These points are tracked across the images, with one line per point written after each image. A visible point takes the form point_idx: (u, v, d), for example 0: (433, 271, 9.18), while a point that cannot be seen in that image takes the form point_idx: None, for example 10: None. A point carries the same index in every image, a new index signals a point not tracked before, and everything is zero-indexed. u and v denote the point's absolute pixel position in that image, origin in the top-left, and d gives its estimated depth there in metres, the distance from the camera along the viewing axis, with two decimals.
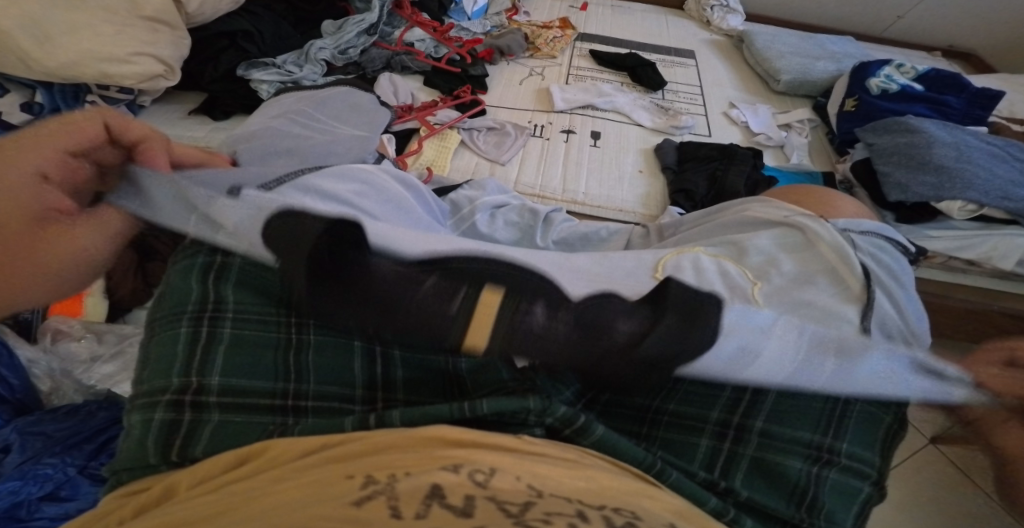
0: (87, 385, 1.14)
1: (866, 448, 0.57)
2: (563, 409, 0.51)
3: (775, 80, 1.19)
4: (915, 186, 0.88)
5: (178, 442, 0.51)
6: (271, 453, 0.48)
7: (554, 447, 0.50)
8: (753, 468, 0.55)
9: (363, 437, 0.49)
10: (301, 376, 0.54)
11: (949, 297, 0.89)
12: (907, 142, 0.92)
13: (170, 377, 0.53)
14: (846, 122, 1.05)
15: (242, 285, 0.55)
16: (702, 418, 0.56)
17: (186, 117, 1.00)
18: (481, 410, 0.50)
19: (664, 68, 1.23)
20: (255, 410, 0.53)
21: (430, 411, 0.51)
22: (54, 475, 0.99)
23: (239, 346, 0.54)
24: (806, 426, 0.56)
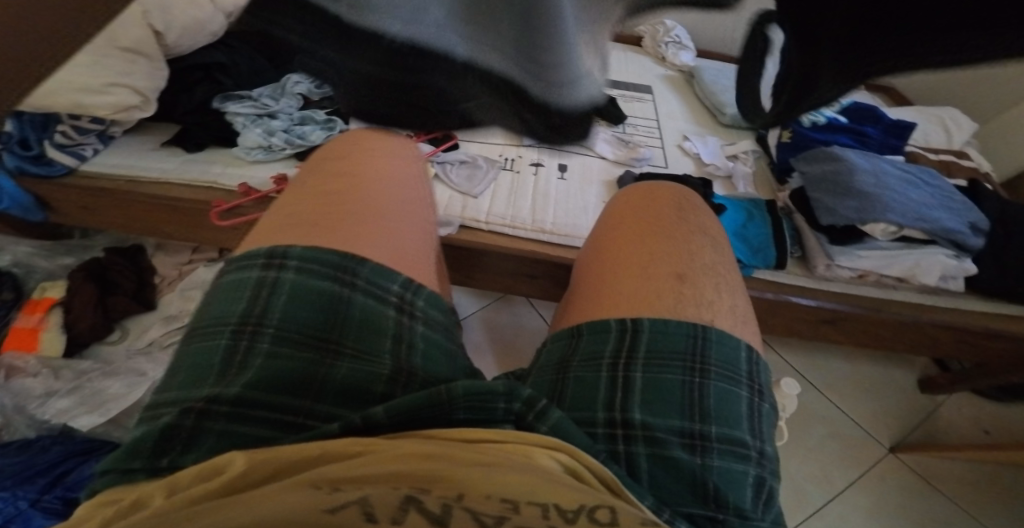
0: (40, 419, 1.07)
1: (736, 426, 0.59)
2: (527, 391, 0.55)
3: (722, 113, 1.25)
4: (841, 211, 0.95)
5: (176, 450, 0.51)
6: (254, 464, 0.47)
7: (506, 446, 0.51)
8: (655, 467, 0.56)
9: (343, 443, 0.50)
10: (319, 394, 0.56)
11: (885, 311, 0.98)
12: (834, 171, 0.99)
13: (201, 386, 0.55)
14: (783, 152, 1.13)
15: (291, 302, 0.60)
16: (589, 418, 0.58)
17: (157, 148, 1.05)
18: (456, 403, 0.54)
19: (623, 102, 1.29)
20: (264, 423, 0.53)
21: (415, 405, 0.53)
22: (5, 508, 0.93)
23: (273, 359, 0.57)
24: (671, 414, 0.58)
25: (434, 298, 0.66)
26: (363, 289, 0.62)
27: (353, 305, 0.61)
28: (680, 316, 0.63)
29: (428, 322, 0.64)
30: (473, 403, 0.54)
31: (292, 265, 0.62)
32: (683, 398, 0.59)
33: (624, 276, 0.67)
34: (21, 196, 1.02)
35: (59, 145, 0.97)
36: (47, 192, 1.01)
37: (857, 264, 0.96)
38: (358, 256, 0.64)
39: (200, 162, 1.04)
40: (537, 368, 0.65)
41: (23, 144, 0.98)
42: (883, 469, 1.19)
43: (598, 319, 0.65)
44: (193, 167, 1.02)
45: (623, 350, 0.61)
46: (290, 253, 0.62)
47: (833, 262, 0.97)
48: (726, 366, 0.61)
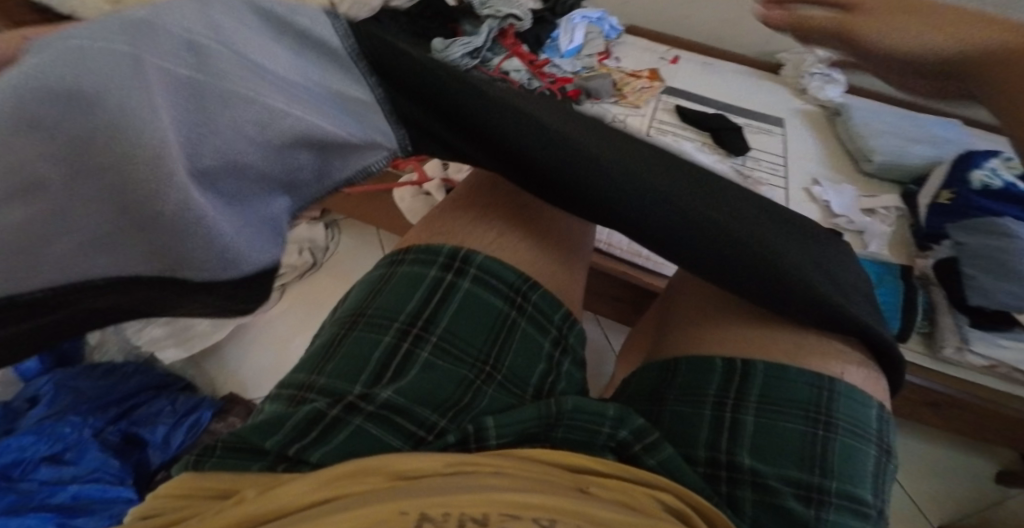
0: (133, 344, 1.20)
1: (859, 485, 0.59)
2: (636, 421, 0.58)
3: (867, 160, 1.17)
4: (997, 292, 0.90)
5: (310, 438, 0.52)
6: (365, 472, 0.49)
7: (608, 481, 0.53)
8: (761, 509, 0.58)
9: (449, 457, 0.52)
10: (462, 412, 0.57)
11: None
12: (999, 246, 0.91)
13: (354, 383, 0.57)
14: (935, 216, 1.02)
15: (459, 314, 0.63)
16: (692, 452, 0.61)
17: None
18: (556, 432, 0.57)
19: (749, 133, 1.24)
20: (396, 433, 0.54)
21: (525, 421, 0.57)
22: (68, 435, 1.03)
23: (428, 370, 0.59)
24: (791, 465, 0.59)
25: (582, 335, 0.70)
26: (529, 315, 0.65)
27: (518, 331, 0.64)
28: (802, 364, 0.64)
29: (574, 359, 0.68)
30: (578, 423, 0.57)
31: (471, 273, 0.65)
32: (803, 449, 0.60)
33: (748, 320, 0.68)
34: None
35: None
36: None
37: (992, 352, 0.91)
38: (531, 280, 0.67)
39: None
40: (633, 392, 0.69)
41: None
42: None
43: (697, 355, 0.68)
44: None
45: (733, 392, 0.64)
46: (472, 259, 0.66)
47: (966, 345, 0.92)
48: (854, 423, 0.61)
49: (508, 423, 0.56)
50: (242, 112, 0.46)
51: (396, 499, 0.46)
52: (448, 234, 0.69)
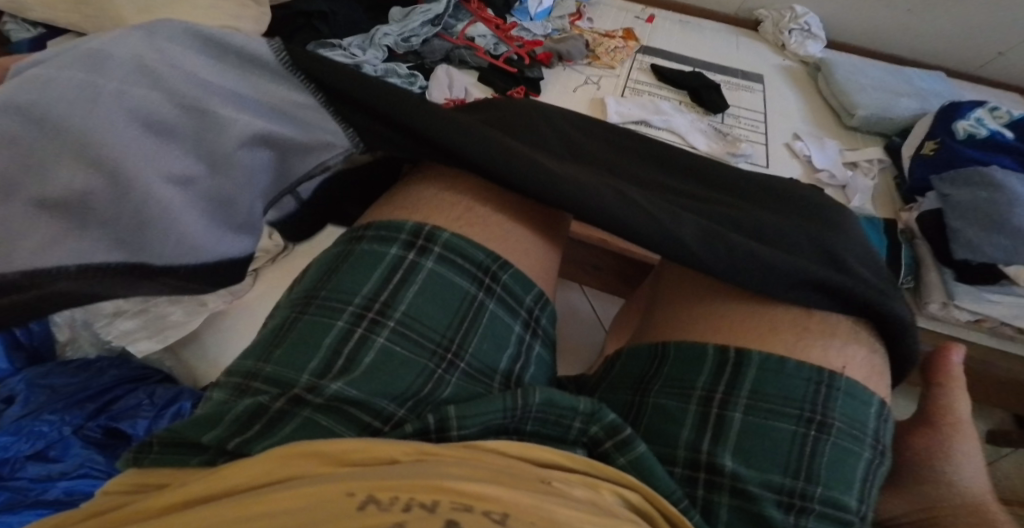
0: (103, 339, 1.13)
1: (847, 492, 0.54)
2: (610, 417, 0.53)
3: (850, 114, 1.13)
4: (985, 247, 0.84)
5: (253, 432, 0.49)
6: (306, 461, 0.46)
7: (574, 475, 0.49)
8: (735, 514, 0.54)
9: (403, 447, 0.48)
10: (417, 403, 0.53)
11: None
12: (987, 198, 0.86)
13: (301, 373, 0.54)
14: (921, 167, 0.98)
15: (421, 295, 0.59)
16: (672, 454, 0.57)
17: None
18: (527, 425, 0.53)
19: (728, 91, 1.20)
20: (347, 424, 0.50)
21: (489, 413, 0.51)
22: (49, 432, 1.00)
23: (385, 359, 0.55)
24: (776, 467, 0.55)
25: (555, 315, 0.66)
26: (498, 296, 0.61)
27: (484, 312, 0.60)
28: (804, 357, 0.59)
29: (546, 340, 0.64)
30: (547, 415, 0.53)
31: (435, 253, 0.61)
32: (792, 451, 0.55)
33: (748, 304, 0.62)
34: None
35: None
36: None
37: (981, 309, 0.87)
38: (501, 260, 0.63)
39: None
40: (614, 380, 0.65)
41: None
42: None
43: (687, 340, 0.63)
44: None
45: (725, 385, 0.58)
46: (437, 237, 0.62)
47: (952, 301, 0.88)
48: (853, 425, 0.56)
49: (471, 416, 0.51)
50: (209, 133, 0.55)
51: (346, 482, 0.44)
52: (411, 209, 0.65)
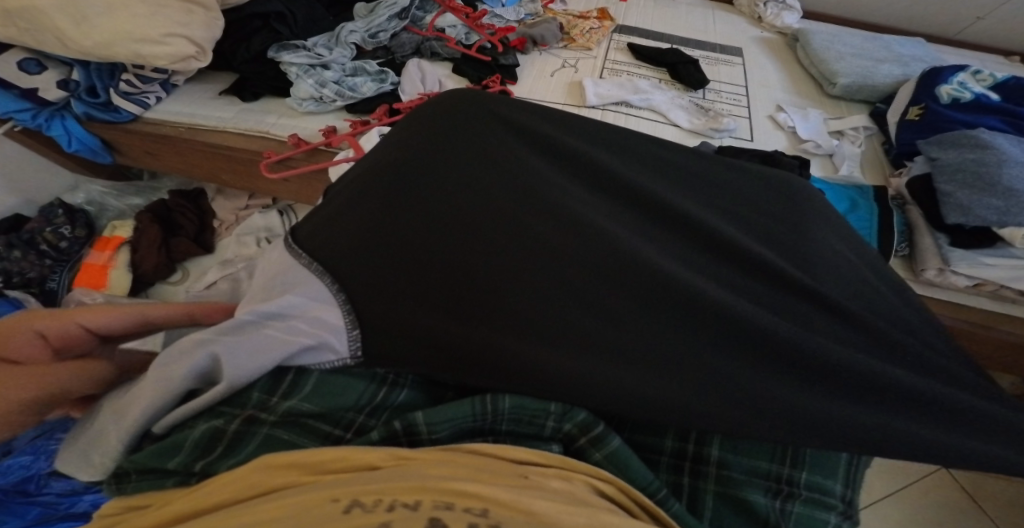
0: None
1: (830, 476, 0.52)
2: (582, 414, 0.50)
3: (831, 83, 1.11)
4: (978, 208, 0.78)
5: (217, 453, 0.48)
6: (278, 472, 0.45)
7: (550, 470, 0.47)
8: (721, 503, 0.51)
9: (381, 452, 0.47)
10: (374, 410, 0.52)
11: (995, 329, 0.82)
12: (976, 159, 0.82)
13: (250, 391, 0.51)
14: (907, 132, 0.96)
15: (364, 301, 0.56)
16: (656, 446, 0.54)
17: (217, 97, 1.03)
18: (499, 425, 0.50)
19: (707, 65, 1.18)
20: (310, 435, 0.49)
21: (458, 416, 0.50)
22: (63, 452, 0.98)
23: (336, 372, 0.53)
24: (762, 453, 0.53)
25: None
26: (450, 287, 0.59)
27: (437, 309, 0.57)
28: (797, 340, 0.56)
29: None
30: (519, 416, 0.50)
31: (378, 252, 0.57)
32: None
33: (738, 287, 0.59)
34: (89, 139, 1.00)
35: (123, 93, 0.95)
36: (111, 137, 1.01)
37: (977, 273, 0.80)
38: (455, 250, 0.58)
39: (257, 112, 1.01)
40: None
41: (90, 91, 0.95)
42: (929, 485, 1.10)
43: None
44: (251, 118, 0.99)
45: None
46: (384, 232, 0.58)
47: (948, 267, 0.81)
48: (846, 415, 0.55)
49: (442, 420, 0.49)
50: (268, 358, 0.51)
51: (328, 488, 0.43)
52: (353, 207, 0.60)
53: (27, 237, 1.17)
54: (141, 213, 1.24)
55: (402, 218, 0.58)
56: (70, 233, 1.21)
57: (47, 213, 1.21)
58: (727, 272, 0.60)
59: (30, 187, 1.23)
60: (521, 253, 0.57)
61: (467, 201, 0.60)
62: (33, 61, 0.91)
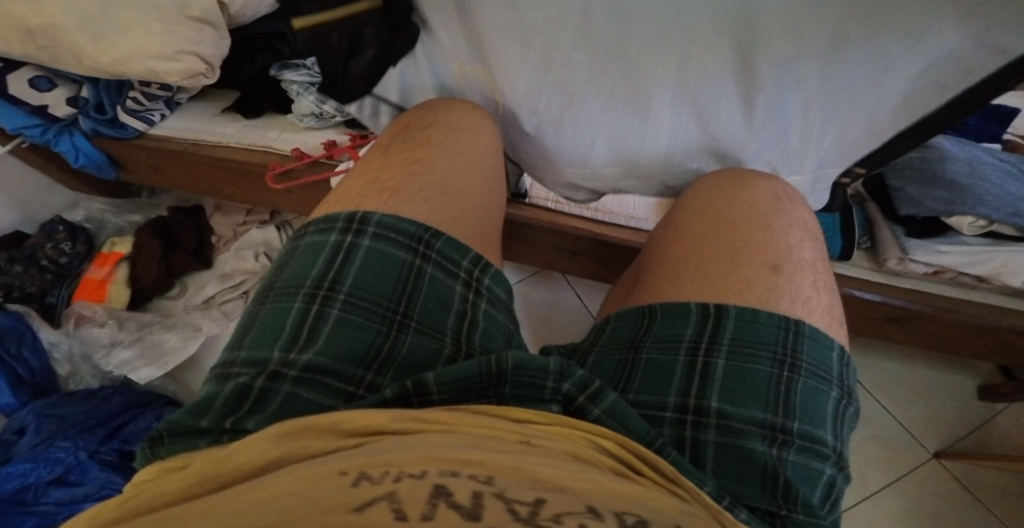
0: (104, 370, 1.16)
1: (818, 425, 0.57)
2: (580, 373, 0.55)
3: None
4: (926, 200, 0.86)
5: (246, 409, 0.53)
6: (296, 439, 0.49)
7: (553, 427, 0.52)
8: (721, 453, 0.56)
9: (392, 415, 0.51)
10: (382, 369, 0.57)
11: (957, 312, 0.88)
12: (921, 157, 0.89)
13: (273, 350, 0.57)
14: None
15: (365, 269, 0.61)
16: (659, 402, 0.59)
17: (219, 115, 1.07)
18: (503, 389, 0.55)
19: None
20: (327, 392, 0.55)
21: (466, 376, 0.54)
22: (65, 458, 1.02)
23: (344, 328, 0.58)
24: (756, 405, 0.57)
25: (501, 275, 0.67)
26: (435, 262, 0.63)
27: (425, 278, 0.62)
28: (767, 306, 0.61)
29: (493, 300, 0.65)
30: (522, 377, 0.55)
31: (370, 232, 0.63)
32: (765, 389, 0.58)
33: (695, 261, 0.66)
34: (95, 153, 1.07)
35: (130, 110, 0.99)
36: (120, 151, 1.07)
37: (934, 260, 0.86)
38: (433, 229, 0.64)
39: (258, 128, 1.06)
40: (606, 340, 0.66)
41: (98, 107, 0.99)
42: (921, 477, 1.12)
43: (671, 300, 0.64)
44: (251, 133, 1.04)
45: (704, 336, 0.60)
46: (370, 219, 0.63)
47: (907, 256, 0.87)
48: (819, 366, 0.59)
49: (449, 380, 0.54)
50: None
51: (339, 460, 0.47)
52: (345, 202, 0.67)
53: (29, 252, 1.22)
54: (140, 228, 1.27)
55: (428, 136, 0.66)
56: (70, 248, 1.24)
57: (48, 229, 1.25)
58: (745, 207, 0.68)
59: (31, 203, 1.27)
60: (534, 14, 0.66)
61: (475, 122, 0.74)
62: (44, 78, 0.95)
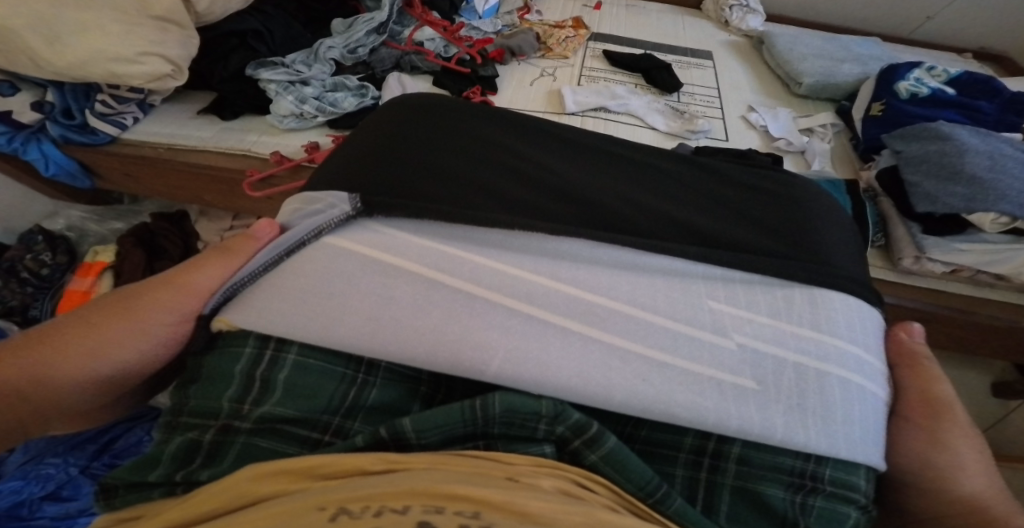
0: None
1: (855, 472, 0.50)
2: (576, 415, 0.47)
3: (797, 83, 1.14)
4: (944, 197, 0.80)
5: (199, 463, 0.47)
6: (251, 481, 0.43)
7: (543, 470, 0.45)
8: (736, 498, 0.50)
9: (368, 457, 0.45)
10: (349, 413, 0.49)
11: (976, 313, 0.84)
12: (939, 151, 0.84)
13: (221, 400, 0.48)
14: (872, 128, 0.98)
15: (300, 369, 0.49)
16: (673, 442, 0.50)
17: (196, 117, 1.02)
18: (490, 428, 0.47)
19: (680, 69, 1.20)
20: (289, 443, 0.47)
21: (447, 422, 0.47)
22: (56, 474, 0.97)
23: (302, 372, 0.49)
24: (786, 449, 0.49)
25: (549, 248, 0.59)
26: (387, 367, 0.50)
27: (380, 370, 0.50)
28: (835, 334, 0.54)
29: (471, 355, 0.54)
30: (512, 420, 0.47)
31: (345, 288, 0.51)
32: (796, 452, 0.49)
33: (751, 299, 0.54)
34: (67, 162, 1.00)
35: (99, 114, 0.94)
36: (91, 160, 1.00)
37: (954, 259, 0.82)
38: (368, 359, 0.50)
39: (237, 131, 1.00)
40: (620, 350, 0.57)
41: (67, 113, 0.95)
42: None
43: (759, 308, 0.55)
44: (229, 138, 0.99)
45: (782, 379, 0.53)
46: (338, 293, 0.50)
47: (924, 255, 0.83)
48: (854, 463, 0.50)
49: (431, 428, 0.46)
50: None
51: (314, 495, 0.41)
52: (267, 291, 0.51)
53: (8, 265, 1.17)
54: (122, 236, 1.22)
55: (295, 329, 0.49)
56: (51, 259, 1.20)
57: (27, 240, 1.20)
58: (726, 283, 0.55)
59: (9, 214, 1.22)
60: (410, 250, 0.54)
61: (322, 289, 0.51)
62: (7, 83, 0.89)
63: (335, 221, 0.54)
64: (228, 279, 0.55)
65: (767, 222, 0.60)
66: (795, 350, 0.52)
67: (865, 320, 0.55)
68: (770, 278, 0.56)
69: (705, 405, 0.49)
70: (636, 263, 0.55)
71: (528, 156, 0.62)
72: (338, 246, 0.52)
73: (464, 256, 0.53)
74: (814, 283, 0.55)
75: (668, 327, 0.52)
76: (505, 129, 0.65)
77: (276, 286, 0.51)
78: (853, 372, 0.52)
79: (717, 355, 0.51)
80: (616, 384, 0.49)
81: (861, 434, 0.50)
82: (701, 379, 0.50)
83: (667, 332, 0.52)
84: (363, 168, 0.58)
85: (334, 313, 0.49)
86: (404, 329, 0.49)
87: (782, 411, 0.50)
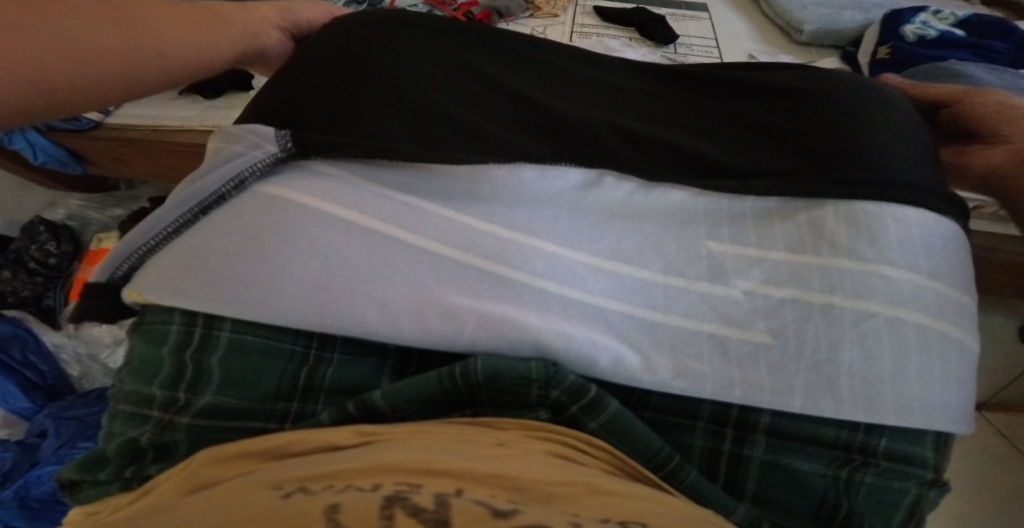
0: (112, 369, 1.13)
1: (918, 443, 0.46)
2: (572, 379, 0.45)
3: (798, 31, 1.09)
4: None
5: (149, 459, 0.46)
6: (224, 467, 0.42)
7: (538, 435, 0.44)
8: (767, 474, 0.47)
9: (342, 431, 0.43)
10: (305, 394, 0.47)
11: (998, 254, 0.80)
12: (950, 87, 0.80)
13: (155, 387, 0.46)
14: (879, 72, 0.93)
15: (238, 350, 0.46)
16: (692, 411, 0.47)
17: (178, 98, 1.00)
18: (476, 395, 0.45)
19: (674, 22, 1.15)
20: (240, 432, 0.46)
21: (421, 392, 0.45)
22: None
23: (240, 354, 0.46)
24: (830, 419, 0.46)
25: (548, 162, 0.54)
26: (341, 340, 0.48)
27: (331, 343, 0.48)
28: (855, 256, 0.47)
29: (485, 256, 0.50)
30: (498, 386, 0.44)
31: (279, 239, 0.47)
32: (838, 426, 0.46)
33: (757, 230, 0.50)
34: (53, 149, 1.04)
35: None
36: (76, 145, 1.02)
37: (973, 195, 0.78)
38: (318, 334, 0.47)
39: (219, 109, 0.98)
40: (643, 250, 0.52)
41: None
42: None
43: (773, 232, 0.50)
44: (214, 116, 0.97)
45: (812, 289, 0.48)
46: (270, 245, 0.47)
47: None
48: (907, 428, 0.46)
49: (404, 400, 0.45)
50: None
51: (278, 475, 0.39)
52: (184, 256, 0.47)
53: (14, 257, 1.18)
54: (124, 222, 1.22)
55: (231, 289, 0.46)
56: (55, 249, 1.20)
57: (29, 231, 1.21)
58: (732, 217, 0.51)
59: None
60: (375, 185, 0.50)
61: (262, 246, 0.46)
62: None
63: (260, 165, 0.50)
64: (132, 242, 0.50)
65: (776, 134, 0.54)
66: (822, 289, 0.47)
67: (931, 238, 0.48)
68: (790, 201, 0.51)
69: (698, 369, 0.47)
70: (626, 209, 0.52)
71: (506, 89, 0.58)
72: (277, 194, 0.49)
73: (424, 207, 0.50)
74: (849, 197, 0.49)
75: (655, 282, 0.50)
76: (468, 53, 0.60)
77: (202, 246, 0.47)
78: (908, 308, 0.46)
79: (716, 303, 0.49)
80: (601, 349, 0.46)
81: (912, 392, 0.45)
82: (697, 337, 0.48)
83: (657, 288, 0.49)
84: (305, 106, 0.53)
85: (274, 278, 0.46)
86: (359, 296, 0.46)
87: (801, 373, 0.46)
